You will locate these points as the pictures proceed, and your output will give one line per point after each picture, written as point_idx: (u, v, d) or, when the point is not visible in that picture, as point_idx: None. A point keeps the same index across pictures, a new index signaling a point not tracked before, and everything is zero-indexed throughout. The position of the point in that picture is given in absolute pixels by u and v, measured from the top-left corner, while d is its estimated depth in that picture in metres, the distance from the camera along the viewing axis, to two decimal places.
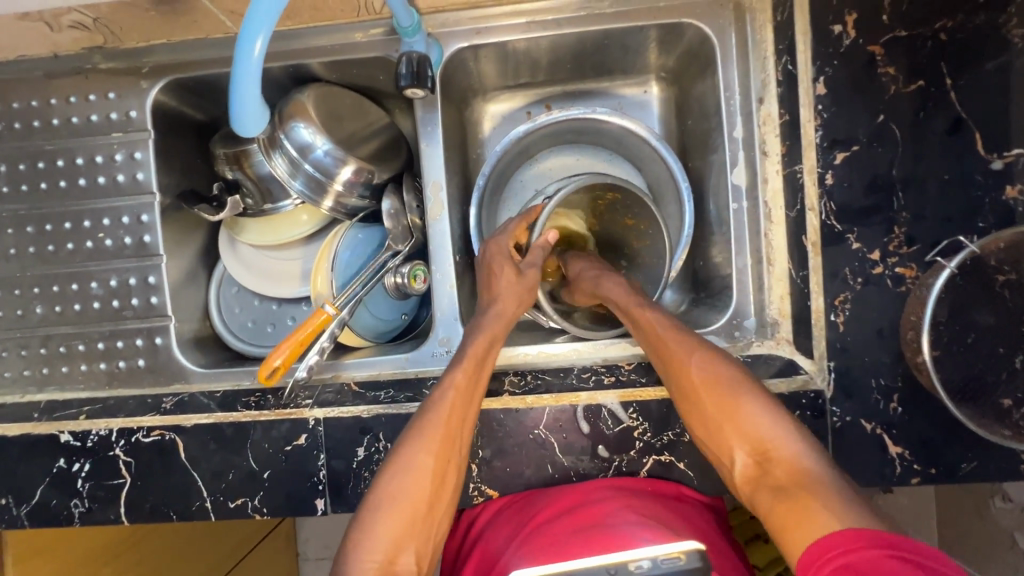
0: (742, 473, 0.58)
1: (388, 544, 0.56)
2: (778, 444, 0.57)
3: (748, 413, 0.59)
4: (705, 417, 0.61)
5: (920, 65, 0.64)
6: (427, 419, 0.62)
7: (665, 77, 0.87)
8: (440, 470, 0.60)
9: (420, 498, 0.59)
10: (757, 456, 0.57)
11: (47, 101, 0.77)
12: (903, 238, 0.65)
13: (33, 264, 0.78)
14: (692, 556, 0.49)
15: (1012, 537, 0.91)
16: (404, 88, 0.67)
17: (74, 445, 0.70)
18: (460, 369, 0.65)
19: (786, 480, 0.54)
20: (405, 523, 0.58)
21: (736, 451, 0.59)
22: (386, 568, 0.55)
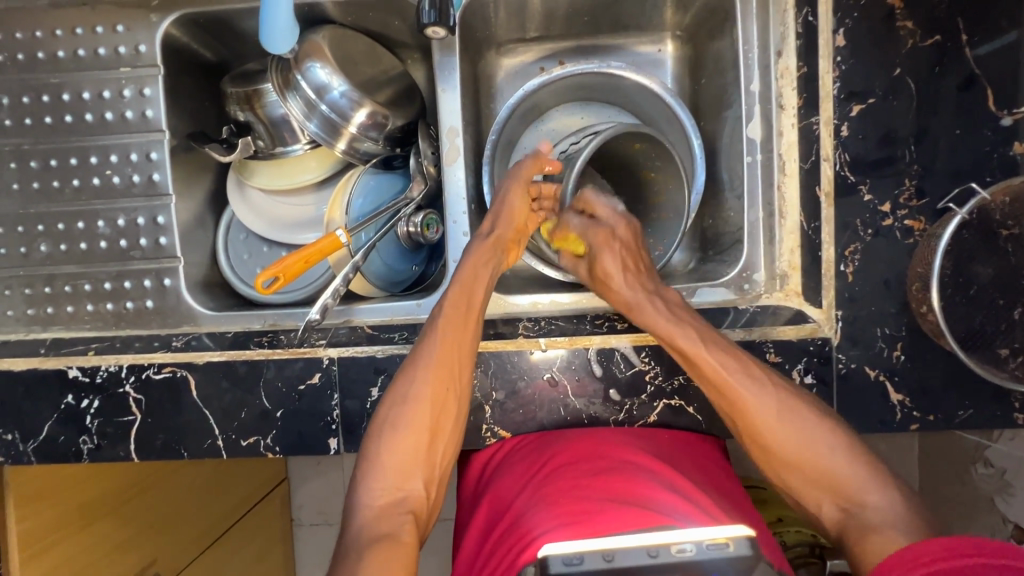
0: (828, 519, 0.60)
1: (398, 474, 0.60)
2: (866, 492, 0.58)
3: (835, 466, 0.60)
4: (787, 466, 0.62)
5: (938, 20, 0.65)
6: (422, 354, 0.63)
7: (681, 36, 0.88)
8: (438, 400, 0.62)
9: (423, 430, 0.61)
10: (840, 503, 0.59)
11: (52, 31, 0.74)
12: (913, 191, 0.66)
13: (37, 201, 0.76)
14: (739, 543, 0.45)
15: (992, 500, 0.94)
16: (426, 26, 0.67)
17: (83, 381, 0.70)
18: (449, 305, 0.66)
19: (874, 520, 0.56)
20: (410, 453, 0.61)
21: (818, 497, 0.61)
22: (394, 495, 0.59)
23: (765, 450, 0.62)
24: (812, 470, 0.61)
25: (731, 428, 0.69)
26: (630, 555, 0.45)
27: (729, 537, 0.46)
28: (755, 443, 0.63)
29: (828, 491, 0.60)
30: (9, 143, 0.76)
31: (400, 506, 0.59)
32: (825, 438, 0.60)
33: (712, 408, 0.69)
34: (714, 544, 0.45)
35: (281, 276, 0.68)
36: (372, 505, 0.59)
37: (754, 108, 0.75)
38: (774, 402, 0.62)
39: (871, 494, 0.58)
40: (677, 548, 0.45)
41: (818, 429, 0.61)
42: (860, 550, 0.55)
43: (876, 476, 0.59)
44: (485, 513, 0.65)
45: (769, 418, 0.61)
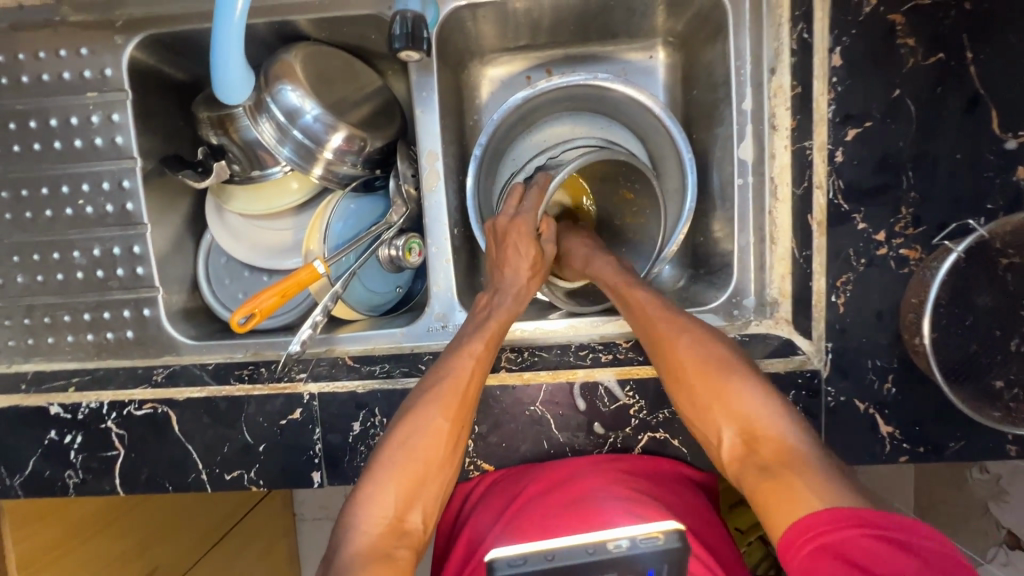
0: (726, 450, 0.56)
1: (401, 505, 0.57)
2: (762, 421, 0.55)
3: (739, 395, 0.57)
4: (701, 395, 0.58)
5: (942, 37, 0.61)
6: (444, 382, 0.62)
7: (672, 42, 0.83)
8: (455, 434, 0.61)
9: (433, 459, 0.59)
10: (739, 431, 0.55)
11: (15, 56, 0.72)
12: (909, 219, 0.63)
13: (11, 231, 0.75)
14: (670, 536, 0.45)
15: (985, 507, 0.93)
16: (398, 51, 0.64)
17: (65, 417, 0.70)
18: (482, 339, 0.65)
19: (771, 456, 0.52)
20: (421, 479, 0.58)
21: (717, 428, 0.57)
22: (395, 525, 0.56)
23: (679, 374, 0.60)
24: (713, 395, 0.58)
25: (718, 461, 0.68)
26: (574, 552, 0.44)
27: (661, 530, 0.46)
28: (683, 389, 0.60)
29: (729, 419, 0.56)
30: None
31: (400, 541, 0.55)
32: (730, 364, 0.59)
33: (698, 441, 0.68)
34: (645, 538, 0.45)
35: (257, 313, 0.68)
36: (370, 535, 0.54)
37: (746, 127, 0.73)
38: (690, 335, 0.62)
39: (771, 423, 0.54)
40: (613, 543, 0.45)
41: (723, 360, 0.59)
42: (763, 491, 0.50)
43: (781, 408, 0.55)
44: (463, 549, 0.64)
45: (686, 343, 0.61)
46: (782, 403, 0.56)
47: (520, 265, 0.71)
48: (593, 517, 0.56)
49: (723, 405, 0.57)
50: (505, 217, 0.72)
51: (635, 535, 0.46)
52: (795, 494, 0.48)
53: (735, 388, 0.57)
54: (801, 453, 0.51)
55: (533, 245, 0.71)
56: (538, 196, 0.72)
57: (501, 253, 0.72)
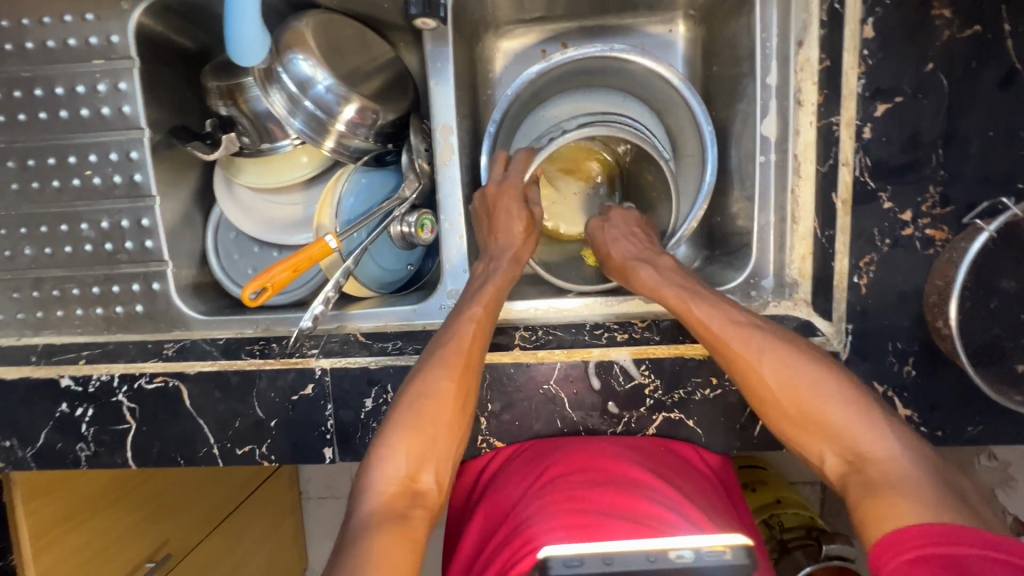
0: (830, 471, 0.56)
1: (412, 466, 0.57)
2: (868, 439, 0.53)
3: (828, 405, 0.55)
4: (787, 413, 0.58)
5: (979, 7, 0.58)
6: (447, 347, 0.62)
7: (694, 15, 0.81)
8: (462, 398, 0.61)
9: (440, 420, 0.59)
10: (845, 452, 0.54)
11: (19, 21, 0.70)
12: (937, 198, 0.62)
13: (18, 202, 0.73)
14: (738, 551, 0.46)
15: (993, 491, 0.92)
16: (415, 17, 0.63)
17: (76, 390, 0.69)
18: (480, 303, 0.65)
19: (879, 479, 0.50)
20: (429, 437, 0.59)
21: (818, 446, 0.56)
22: (408, 485, 0.56)
23: (773, 401, 0.58)
24: (818, 419, 0.56)
25: (732, 442, 0.68)
26: (631, 559, 0.46)
27: (727, 545, 0.46)
28: (765, 397, 0.59)
29: (818, 433, 0.56)
30: None
31: (413, 500, 0.55)
32: (822, 376, 0.57)
33: (712, 422, 0.67)
34: (712, 551, 0.46)
35: (268, 288, 0.67)
36: (381, 494, 0.55)
37: (770, 103, 0.71)
38: (779, 353, 0.59)
39: (878, 442, 0.53)
40: (676, 553, 0.46)
41: (817, 375, 0.57)
42: (864, 511, 0.49)
43: (886, 425, 0.54)
44: (478, 526, 0.64)
45: (768, 362, 0.59)
46: (848, 386, 0.56)
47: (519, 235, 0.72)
48: (621, 499, 0.56)
49: (787, 397, 0.57)
50: (493, 183, 0.73)
51: (700, 547, 0.46)
52: (887, 509, 0.48)
53: (765, 364, 0.59)
54: (914, 473, 0.50)
55: (524, 209, 0.72)
56: (524, 162, 0.74)
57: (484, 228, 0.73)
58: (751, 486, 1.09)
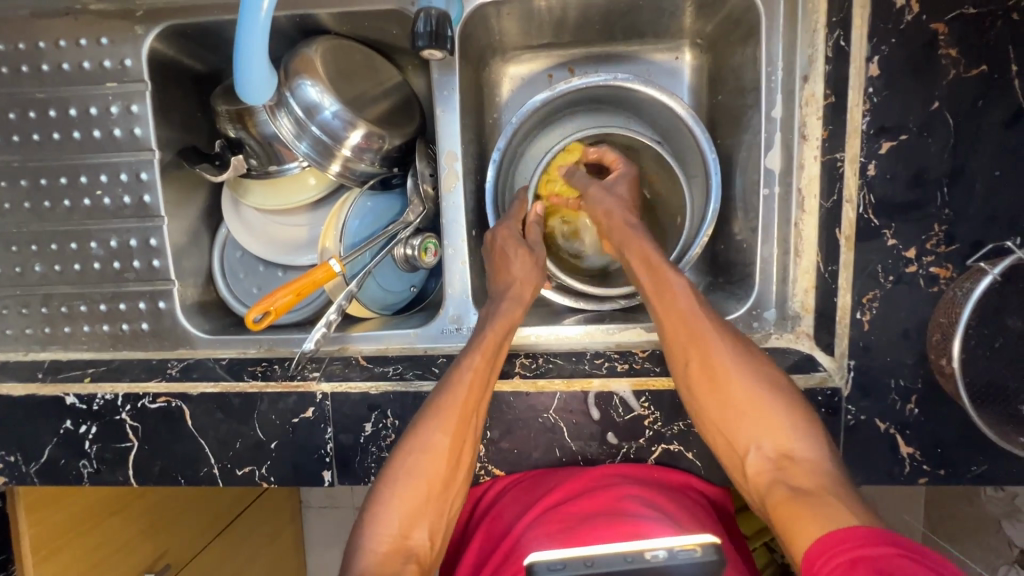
0: (750, 465, 0.59)
1: (405, 521, 0.58)
2: (795, 441, 0.57)
3: (772, 416, 0.59)
4: (723, 404, 0.60)
5: (986, 47, 0.58)
6: (442, 401, 0.62)
7: (700, 44, 0.81)
8: (456, 448, 0.61)
9: (435, 477, 0.60)
10: (772, 449, 0.58)
11: (36, 44, 0.71)
12: (942, 237, 0.61)
13: (29, 220, 0.75)
14: (708, 548, 0.45)
15: (999, 525, 0.91)
16: (421, 49, 0.62)
17: (80, 407, 0.70)
18: (480, 354, 0.64)
19: (805, 481, 0.54)
20: (422, 496, 0.60)
21: (749, 441, 0.59)
22: (399, 543, 0.58)
23: (717, 385, 0.61)
24: (759, 418, 0.59)
25: (732, 475, 0.67)
26: (608, 560, 0.46)
27: (698, 543, 0.46)
28: (700, 381, 0.61)
29: (759, 431, 0.59)
30: None
31: (405, 557, 0.57)
32: (759, 370, 0.61)
33: (712, 455, 0.67)
34: (683, 549, 0.46)
35: (271, 311, 0.68)
36: (377, 551, 0.57)
37: (774, 136, 0.71)
38: (730, 342, 0.62)
39: (800, 444, 0.57)
40: (651, 553, 0.46)
41: (764, 375, 0.61)
42: (782, 516, 0.52)
43: (816, 431, 0.58)
44: (477, 551, 0.66)
45: (724, 353, 0.61)
46: (776, 381, 0.61)
47: (524, 288, 0.70)
48: (623, 529, 0.56)
49: (725, 388, 0.60)
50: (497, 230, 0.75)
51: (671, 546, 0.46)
52: (807, 513, 0.50)
53: (713, 349, 0.61)
54: (832, 476, 0.54)
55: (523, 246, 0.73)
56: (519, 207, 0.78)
57: (495, 263, 0.73)
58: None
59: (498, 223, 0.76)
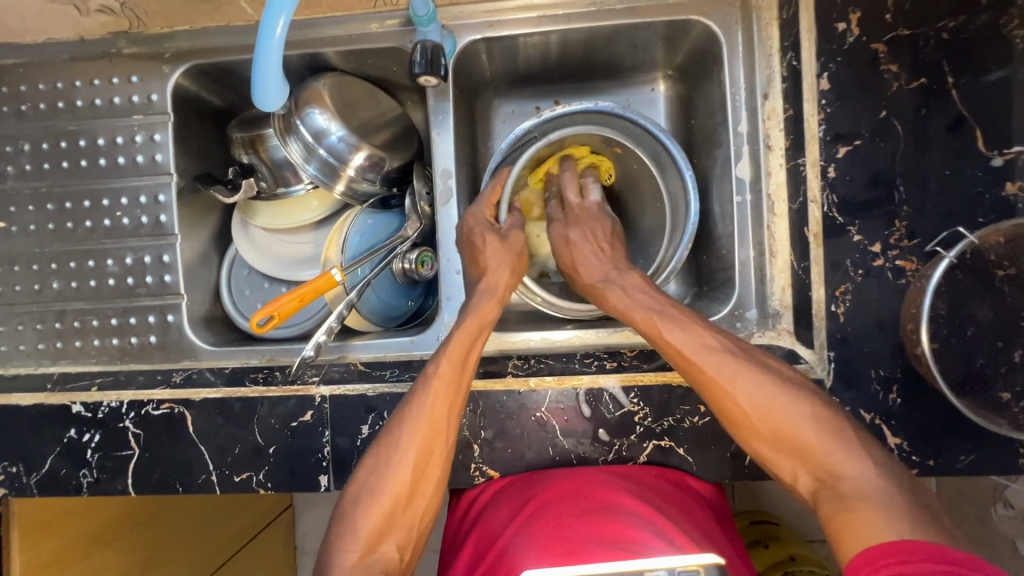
0: (803, 488, 0.56)
1: (373, 534, 0.60)
2: (840, 461, 0.54)
3: (807, 434, 0.56)
4: (757, 431, 0.58)
5: (923, 63, 0.65)
6: (415, 411, 0.63)
7: (673, 76, 0.89)
8: (424, 457, 0.63)
9: (404, 486, 0.62)
10: (813, 470, 0.55)
11: (72, 83, 0.79)
12: (904, 232, 0.66)
13: (52, 240, 0.80)
14: (709, 569, 0.54)
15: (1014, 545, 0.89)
16: (418, 76, 0.69)
17: (86, 416, 0.72)
18: (445, 359, 0.65)
19: (847, 496, 0.51)
20: (388, 509, 0.61)
21: (794, 466, 0.57)
22: (367, 553, 0.59)
23: (740, 415, 0.59)
24: (786, 437, 0.57)
25: (724, 472, 0.68)
26: None
27: (701, 564, 0.54)
28: (725, 406, 0.61)
29: (800, 455, 0.56)
30: (28, 186, 0.80)
31: (372, 567, 0.59)
32: (787, 389, 0.59)
33: (703, 450, 0.68)
34: (686, 570, 0.53)
35: (276, 315, 0.71)
36: (343, 565, 0.58)
37: (743, 148, 0.77)
38: (749, 362, 0.61)
39: (850, 463, 0.53)
40: (653, 574, 0.52)
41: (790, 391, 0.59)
42: (838, 529, 0.50)
43: (856, 446, 0.54)
44: (469, 556, 0.67)
45: (742, 371, 0.60)
46: (806, 394, 0.58)
47: (499, 275, 0.72)
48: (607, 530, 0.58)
49: (746, 409, 0.59)
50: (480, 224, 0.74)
51: (676, 567, 0.53)
52: (852, 528, 0.49)
53: (733, 372, 0.60)
54: (880, 493, 0.50)
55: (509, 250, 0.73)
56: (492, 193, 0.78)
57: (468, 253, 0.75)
58: (766, 542, 1.11)
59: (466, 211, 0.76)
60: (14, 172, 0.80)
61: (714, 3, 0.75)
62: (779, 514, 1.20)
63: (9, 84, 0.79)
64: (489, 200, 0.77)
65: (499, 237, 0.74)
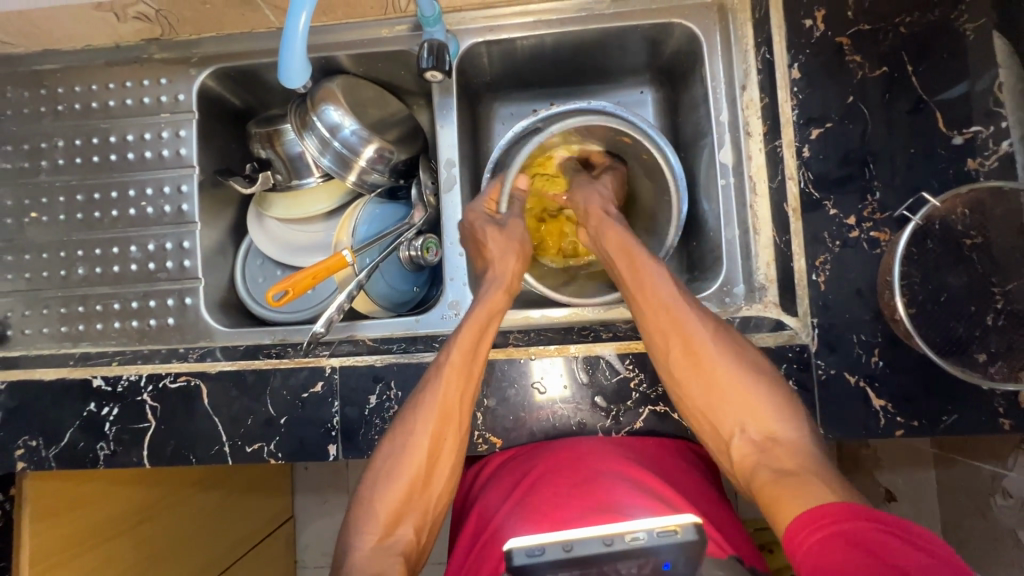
0: (738, 452, 0.62)
1: (389, 520, 0.63)
2: (777, 426, 0.61)
3: (753, 399, 0.63)
4: (709, 390, 0.64)
5: (884, 53, 0.72)
6: (428, 398, 0.66)
7: (660, 79, 0.95)
8: (437, 441, 0.65)
9: (418, 470, 0.64)
10: (759, 433, 0.62)
11: (105, 85, 0.86)
12: (876, 206, 0.71)
13: (80, 229, 0.85)
14: (688, 529, 0.51)
15: (1015, 535, 0.86)
16: (425, 71, 0.76)
17: (105, 390, 0.75)
18: (456, 351, 0.67)
19: (788, 464, 0.57)
20: (405, 496, 0.64)
21: (735, 428, 0.63)
22: (385, 538, 0.62)
23: (693, 369, 0.65)
24: (737, 398, 0.63)
25: None
26: (588, 544, 0.50)
27: (679, 525, 0.51)
28: (677, 353, 0.66)
29: (746, 418, 0.63)
30: (59, 180, 0.86)
31: (391, 549, 0.61)
32: (743, 358, 0.65)
33: None
34: (664, 531, 0.51)
35: (290, 290, 0.76)
36: (363, 548, 0.61)
37: (725, 136, 0.83)
38: (711, 326, 0.66)
39: (784, 429, 0.61)
40: (632, 535, 0.51)
41: (756, 366, 0.65)
42: (779, 500, 0.54)
43: (796, 416, 0.62)
44: (473, 524, 0.69)
45: (699, 328, 0.66)
46: (756, 362, 0.65)
47: (507, 263, 0.74)
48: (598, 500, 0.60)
49: (702, 367, 0.64)
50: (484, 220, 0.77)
51: (655, 527, 0.51)
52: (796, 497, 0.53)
53: (684, 314, 0.66)
54: (813, 460, 0.58)
55: (514, 243, 0.76)
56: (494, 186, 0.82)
57: (474, 249, 0.78)
58: (769, 546, 1.09)
59: (467, 209, 0.80)
60: (47, 166, 0.86)
61: (694, 8, 0.83)
62: None
63: (48, 87, 0.86)
64: (488, 195, 0.81)
65: (499, 228, 0.77)
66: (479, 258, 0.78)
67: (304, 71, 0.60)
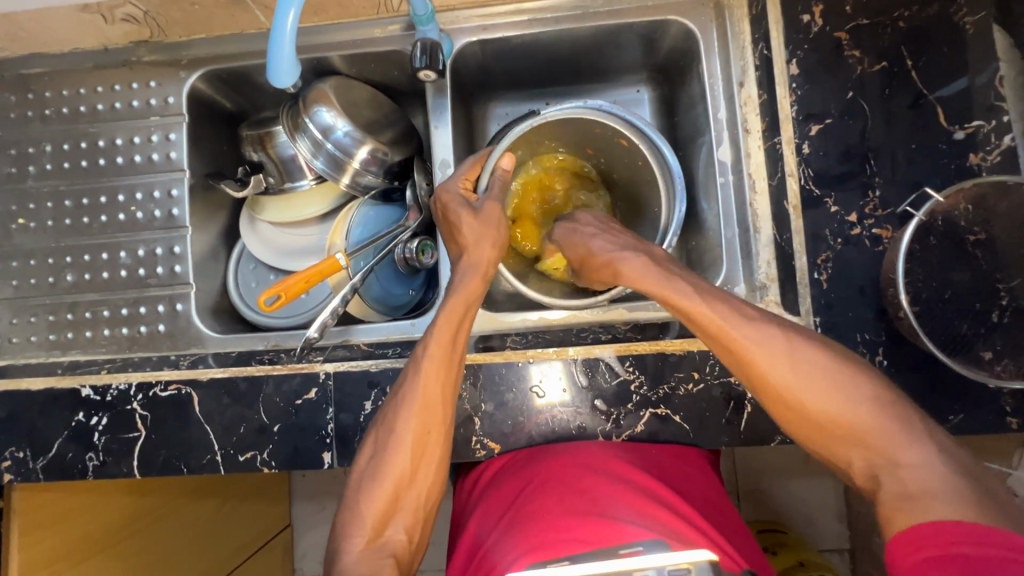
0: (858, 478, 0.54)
1: (377, 521, 0.61)
2: (898, 448, 0.51)
3: (850, 413, 0.53)
4: (785, 407, 0.57)
5: (882, 48, 0.71)
6: (409, 394, 0.64)
7: (656, 77, 0.94)
8: (421, 440, 0.63)
9: (404, 469, 0.62)
10: (874, 460, 0.52)
11: (92, 89, 0.85)
12: (877, 202, 0.70)
13: (68, 235, 0.84)
14: (701, 568, 0.48)
15: None
16: (419, 70, 0.75)
17: (94, 399, 0.73)
18: (435, 342, 0.65)
19: (907, 487, 0.49)
20: (393, 495, 0.62)
21: (845, 450, 0.54)
22: (376, 537, 0.61)
23: (762, 385, 0.58)
24: (834, 418, 0.54)
25: (721, 439, 0.69)
26: None
27: (692, 562, 0.48)
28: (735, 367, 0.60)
29: (851, 439, 0.53)
30: (47, 185, 0.84)
31: (383, 551, 0.60)
32: (824, 363, 0.56)
33: (699, 417, 0.69)
34: (676, 570, 0.48)
35: (283, 294, 0.74)
36: (353, 551, 0.60)
37: (723, 133, 0.82)
38: (763, 330, 0.58)
39: (907, 449, 0.51)
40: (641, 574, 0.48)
41: (841, 373, 0.55)
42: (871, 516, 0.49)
43: (916, 429, 0.52)
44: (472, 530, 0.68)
45: (749, 338, 0.58)
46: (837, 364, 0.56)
47: (481, 250, 0.71)
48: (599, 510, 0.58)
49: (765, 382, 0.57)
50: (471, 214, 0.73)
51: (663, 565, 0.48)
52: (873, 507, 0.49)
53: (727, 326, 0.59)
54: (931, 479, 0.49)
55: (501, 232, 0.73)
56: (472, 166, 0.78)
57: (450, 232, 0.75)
58: (772, 548, 1.10)
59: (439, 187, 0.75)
60: (34, 172, 0.85)
61: (690, 4, 0.82)
62: (785, 511, 1.19)
63: (34, 91, 0.85)
64: (465, 175, 0.77)
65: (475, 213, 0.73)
66: (455, 243, 0.75)
67: (295, 68, 0.59)
